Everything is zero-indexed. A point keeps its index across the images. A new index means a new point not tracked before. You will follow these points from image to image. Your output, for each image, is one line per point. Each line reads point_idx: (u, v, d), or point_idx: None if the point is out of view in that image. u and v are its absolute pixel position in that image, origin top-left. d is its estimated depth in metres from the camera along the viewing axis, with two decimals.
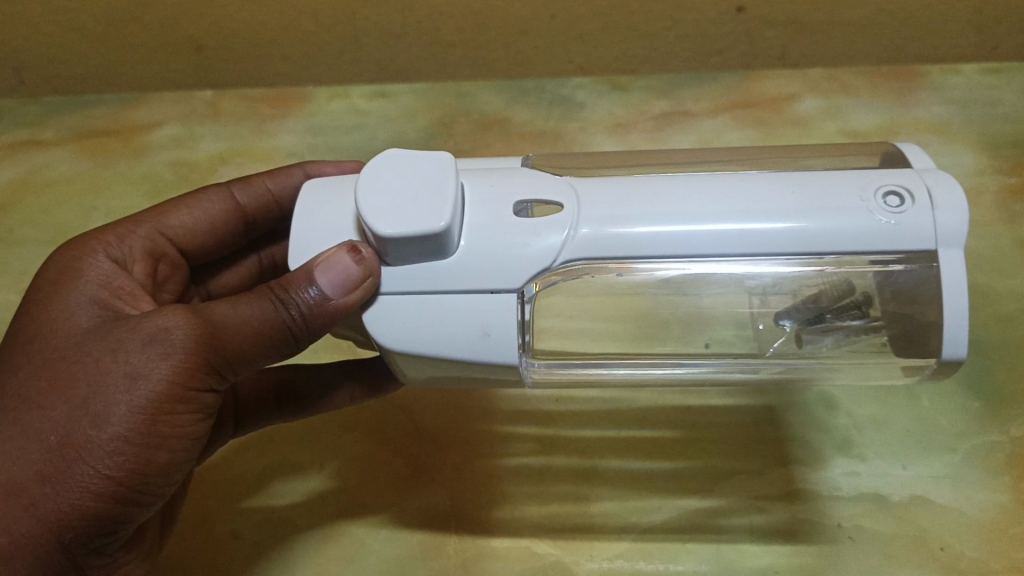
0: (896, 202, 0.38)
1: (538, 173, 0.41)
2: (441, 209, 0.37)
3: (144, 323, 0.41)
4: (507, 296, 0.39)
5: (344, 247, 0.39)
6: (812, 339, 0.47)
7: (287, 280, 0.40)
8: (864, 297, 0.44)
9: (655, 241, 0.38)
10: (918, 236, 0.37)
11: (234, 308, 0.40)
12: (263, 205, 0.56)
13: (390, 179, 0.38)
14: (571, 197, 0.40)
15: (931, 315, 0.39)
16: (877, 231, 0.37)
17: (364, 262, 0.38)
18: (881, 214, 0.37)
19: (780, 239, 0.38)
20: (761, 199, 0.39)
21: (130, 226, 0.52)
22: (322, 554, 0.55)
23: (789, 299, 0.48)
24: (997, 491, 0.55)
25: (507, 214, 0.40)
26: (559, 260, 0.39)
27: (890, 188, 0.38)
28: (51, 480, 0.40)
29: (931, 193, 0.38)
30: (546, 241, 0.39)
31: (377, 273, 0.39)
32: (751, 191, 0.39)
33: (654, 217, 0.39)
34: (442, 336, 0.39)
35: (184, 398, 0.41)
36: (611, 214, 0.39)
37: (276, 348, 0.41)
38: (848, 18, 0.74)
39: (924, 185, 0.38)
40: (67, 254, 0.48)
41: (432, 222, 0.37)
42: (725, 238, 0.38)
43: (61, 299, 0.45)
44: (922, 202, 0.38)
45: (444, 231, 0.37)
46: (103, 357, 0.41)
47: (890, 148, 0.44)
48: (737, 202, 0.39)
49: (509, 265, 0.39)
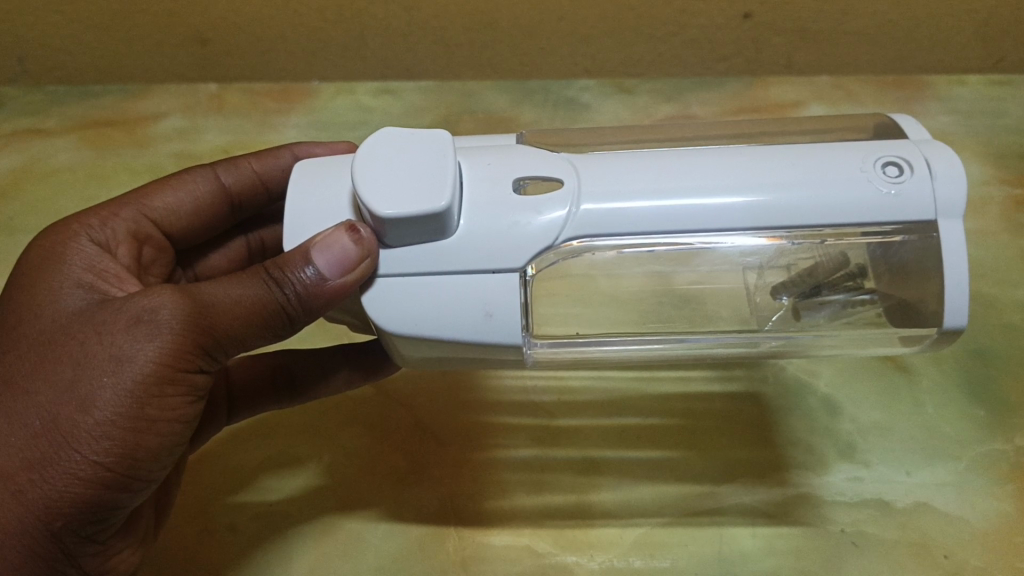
0: (895, 172, 0.38)
1: (534, 151, 0.41)
2: (441, 189, 0.37)
3: (129, 304, 0.40)
4: (509, 277, 0.38)
5: (342, 226, 0.38)
6: (810, 312, 0.46)
7: (282, 259, 0.39)
8: (859, 268, 0.44)
9: (665, 205, 0.38)
10: (917, 205, 0.37)
11: (224, 288, 0.40)
12: (250, 187, 0.55)
13: (387, 158, 0.38)
14: (569, 173, 0.39)
15: (932, 286, 0.39)
16: (879, 203, 0.37)
17: (362, 241, 0.37)
18: (881, 183, 0.37)
19: (784, 213, 0.37)
20: (765, 173, 0.38)
21: (113, 210, 0.51)
22: (315, 548, 0.54)
23: (784, 272, 0.48)
24: (1002, 499, 0.54)
25: (506, 191, 0.39)
26: (559, 238, 0.38)
27: (889, 159, 0.38)
28: (38, 467, 0.39)
29: (929, 163, 0.38)
30: (545, 218, 0.38)
31: (375, 254, 0.38)
32: (754, 165, 0.39)
33: (659, 193, 0.38)
34: (442, 317, 0.38)
35: (172, 380, 0.40)
36: (617, 190, 0.38)
37: (269, 329, 0.40)
38: (852, 27, 0.75)
39: (921, 156, 0.38)
40: (52, 238, 0.48)
41: (432, 201, 0.36)
42: (730, 213, 0.37)
43: (47, 282, 0.44)
44: (922, 171, 0.38)
45: (445, 210, 0.37)
46: (88, 340, 0.40)
47: (884, 122, 0.44)
48: (744, 175, 0.38)
49: (510, 245, 0.38)
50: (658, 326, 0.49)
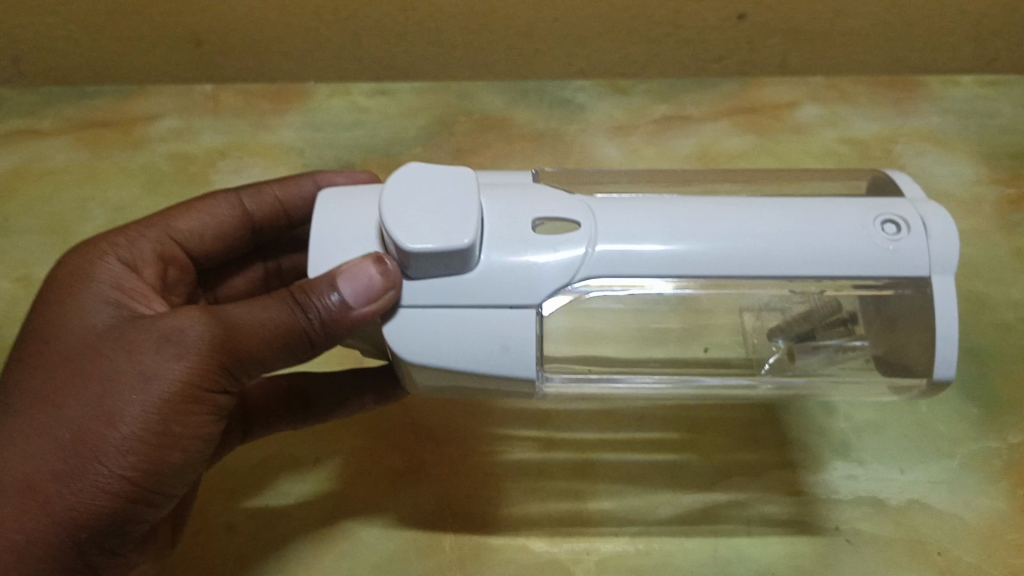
0: (893, 231, 0.39)
1: (554, 190, 0.41)
2: (465, 226, 0.37)
3: (160, 323, 0.40)
4: (527, 313, 0.39)
5: (368, 257, 0.38)
6: (803, 355, 0.48)
7: (308, 284, 0.39)
8: (850, 314, 0.46)
9: (665, 258, 0.38)
10: (913, 264, 0.38)
11: (251, 310, 0.40)
12: (271, 213, 0.55)
13: (413, 193, 0.38)
14: (586, 215, 0.40)
15: (921, 337, 0.40)
16: (879, 258, 0.38)
17: (388, 273, 0.38)
18: (880, 241, 0.38)
19: (786, 254, 0.38)
20: (764, 225, 0.39)
21: (139, 229, 0.50)
22: (312, 546, 0.54)
23: (779, 317, 0.51)
24: (994, 496, 0.55)
25: (526, 229, 0.39)
26: (576, 278, 0.39)
27: (889, 217, 0.39)
28: (65, 480, 0.39)
29: (925, 223, 0.39)
30: (563, 259, 0.39)
31: (398, 286, 0.38)
32: (754, 215, 0.39)
33: (661, 237, 0.39)
34: (461, 348, 0.38)
35: (198, 399, 0.40)
36: (628, 233, 0.39)
37: (292, 352, 0.40)
38: (846, 28, 0.75)
39: (918, 216, 0.39)
40: (79, 257, 0.46)
41: (457, 237, 0.37)
42: (727, 258, 0.38)
43: (74, 298, 0.44)
44: (918, 231, 0.39)
45: (469, 247, 0.37)
46: (117, 357, 0.40)
47: (879, 176, 0.46)
48: (740, 221, 0.39)
49: (527, 281, 0.38)
50: (650, 366, 0.50)
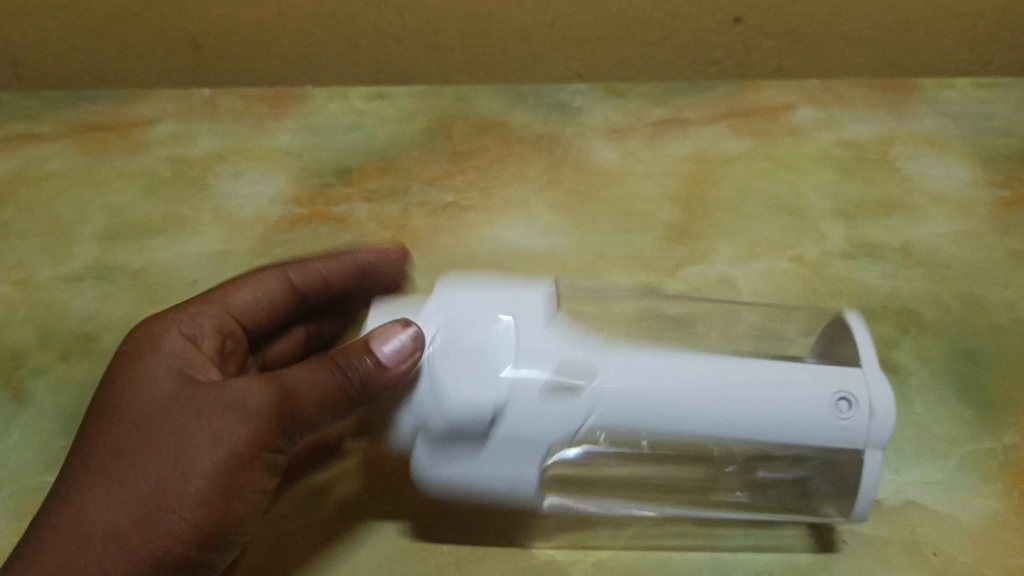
0: (844, 407, 0.46)
1: (568, 337, 0.47)
2: (487, 390, 0.44)
3: (225, 389, 0.44)
4: (536, 456, 0.46)
5: (399, 322, 0.44)
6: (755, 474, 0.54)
7: (349, 349, 0.44)
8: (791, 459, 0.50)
9: (648, 420, 0.46)
10: (851, 441, 0.46)
11: (304, 372, 0.44)
12: (315, 284, 0.57)
13: (446, 351, 0.45)
14: (589, 369, 0.46)
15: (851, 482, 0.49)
16: (825, 433, 0.46)
17: (416, 338, 0.44)
18: (831, 419, 0.46)
19: (741, 412, 0.46)
20: (724, 386, 0.46)
21: (196, 306, 0.52)
22: (312, 547, 0.54)
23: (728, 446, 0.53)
24: (989, 497, 0.55)
25: (542, 377, 0.45)
26: (580, 426, 0.45)
27: (842, 394, 0.46)
28: (144, 527, 0.42)
29: (871, 402, 0.46)
30: (571, 411, 0.45)
31: (423, 346, 0.44)
32: (712, 373, 0.46)
33: (640, 399, 0.46)
34: (478, 474, 0.46)
35: (259, 457, 0.43)
36: (618, 392, 0.45)
37: (341, 409, 0.44)
38: (839, 29, 0.76)
39: (866, 394, 0.46)
40: (147, 329, 0.50)
41: (479, 401, 0.44)
42: (687, 412, 0.45)
43: (144, 370, 0.47)
44: (864, 412, 0.46)
45: (489, 406, 0.44)
46: (188, 420, 0.43)
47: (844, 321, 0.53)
48: (708, 379, 0.46)
49: (537, 428, 0.45)
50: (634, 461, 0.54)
